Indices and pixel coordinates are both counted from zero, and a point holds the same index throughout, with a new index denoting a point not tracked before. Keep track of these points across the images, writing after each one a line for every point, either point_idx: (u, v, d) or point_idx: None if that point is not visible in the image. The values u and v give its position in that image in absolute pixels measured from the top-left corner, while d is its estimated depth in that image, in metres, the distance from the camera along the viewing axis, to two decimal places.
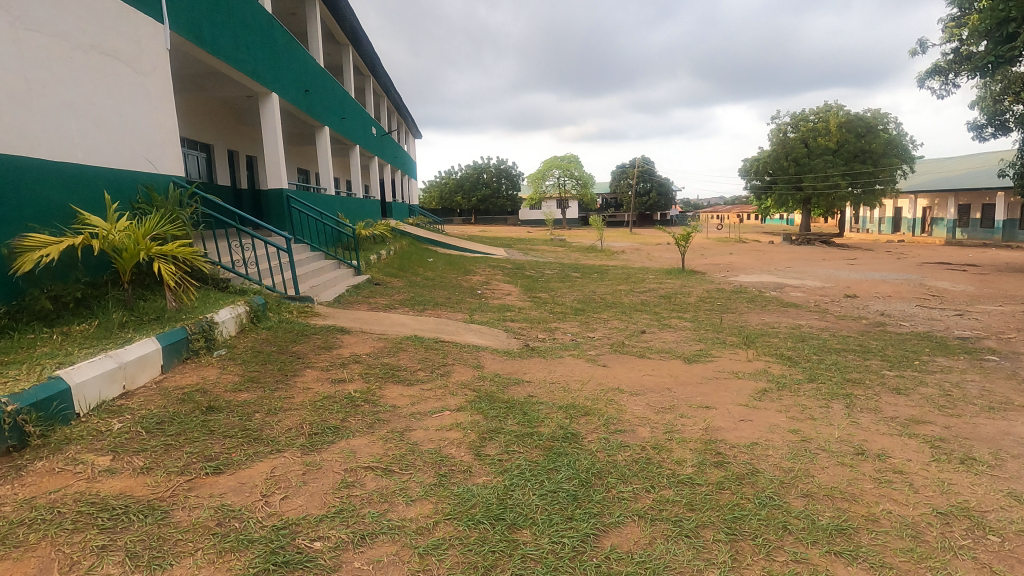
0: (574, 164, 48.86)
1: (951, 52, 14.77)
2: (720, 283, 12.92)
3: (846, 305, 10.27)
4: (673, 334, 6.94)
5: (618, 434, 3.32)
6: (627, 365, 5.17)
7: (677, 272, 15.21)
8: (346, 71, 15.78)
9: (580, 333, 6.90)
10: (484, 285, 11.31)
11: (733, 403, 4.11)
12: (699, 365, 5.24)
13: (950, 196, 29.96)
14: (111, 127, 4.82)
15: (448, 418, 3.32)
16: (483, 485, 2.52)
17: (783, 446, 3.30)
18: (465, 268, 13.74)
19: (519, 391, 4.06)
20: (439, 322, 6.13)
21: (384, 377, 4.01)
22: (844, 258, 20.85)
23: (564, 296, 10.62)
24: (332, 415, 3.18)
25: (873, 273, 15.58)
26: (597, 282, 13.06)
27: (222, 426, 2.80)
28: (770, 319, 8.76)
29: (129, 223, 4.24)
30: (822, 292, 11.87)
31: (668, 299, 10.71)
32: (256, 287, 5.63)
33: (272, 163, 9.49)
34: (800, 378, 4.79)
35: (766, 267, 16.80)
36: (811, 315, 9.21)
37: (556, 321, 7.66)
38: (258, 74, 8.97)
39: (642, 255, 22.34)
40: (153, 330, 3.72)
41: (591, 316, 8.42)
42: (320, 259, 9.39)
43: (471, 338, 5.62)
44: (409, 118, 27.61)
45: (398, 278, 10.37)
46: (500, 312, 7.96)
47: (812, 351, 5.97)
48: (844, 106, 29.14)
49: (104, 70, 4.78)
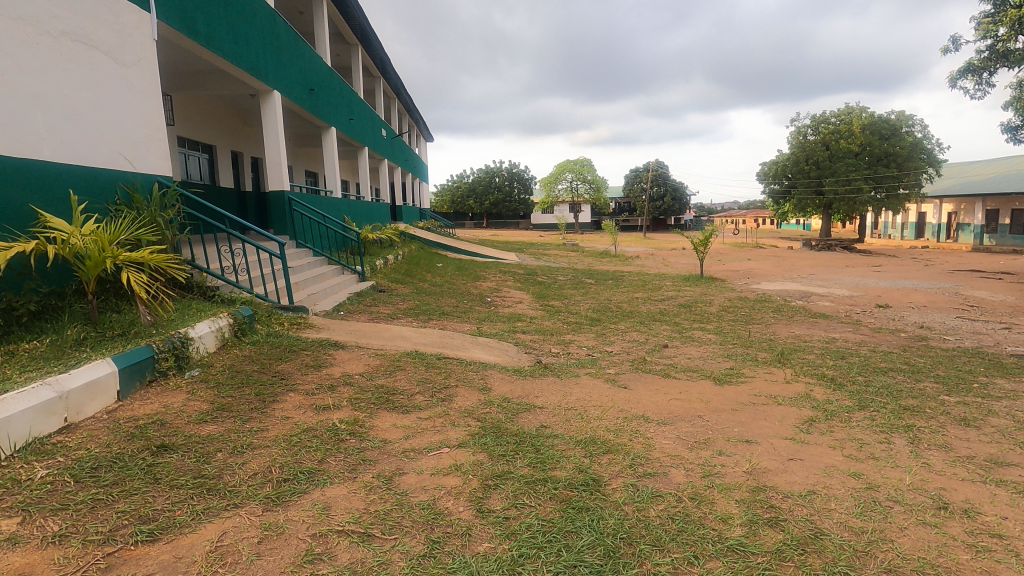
0: (588, 168, 48.19)
1: (986, 50, 13.97)
2: (742, 291, 12.31)
3: (879, 317, 9.64)
4: (698, 349, 6.39)
5: (647, 479, 2.79)
6: (652, 387, 4.62)
7: (696, 278, 14.61)
8: (355, 72, 15.44)
9: (596, 348, 6.36)
10: (494, 292, 10.81)
11: (777, 436, 3.55)
12: (731, 388, 4.68)
13: (978, 201, 28.92)
14: (86, 122, 4.41)
15: (447, 458, 2.81)
16: (484, 557, 2.01)
17: (846, 497, 2.76)
18: (475, 273, 13.27)
19: (530, 421, 3.54)
20: (443, 336, 5.63)
21: (377, 404, 3.52)
22: (869, 264, 20.10)
23: (579, 304, 10.08)
24: (309, 454, 2.69)
25: (902, 281, 14.84)
26: (613, 290, 12.48)
27: (172, 472, 2.32)
28: (801, 331, 8.15)
29: (96, 226, 3.80)
30: (852, 301, 11.22)
31: (689, 309, 10.13)
32: (245, 297, 5.20)
33: (274, 164, 9.08)
34: (849, 406, 4.21)
35: (788, 274, 16.15)
36: (843, 327, 8.59)
37: (570, 333, 7.13)
38: (259, 70, 8.57)
39: (657, 260, 21.65)
40: (114, 349, 3.25)
41: (608, 327, 7.88)
42: (322, 264, 8.96)
43: (478, 354, 5.12)
44: (420, 121, 27.24)
45: (405, 284, 9.90)
46: (510, 322, 7.44)
47: (855, 370, 5.38)
48: (867, 108, 28.26)
49: (80, 60, 4.38)
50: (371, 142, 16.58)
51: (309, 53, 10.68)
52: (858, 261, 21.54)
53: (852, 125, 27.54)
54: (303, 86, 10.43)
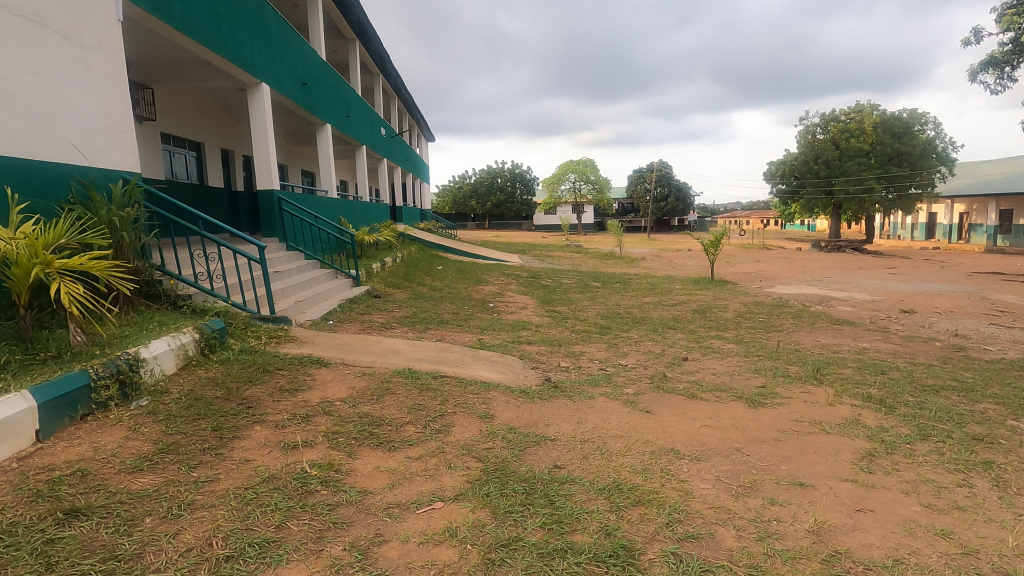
0: (591, 168, 47.56)
1: (1010, 42, 13.36)
2: (757, 295, 11.73)
3: (907, 323, 9.05)
4: (721, 362, 5.81)
5: (691, 544, 2.23)
6: (678, 411, 4.05)
7: (706, 281, 14.06)
8: (352, 67, 14.88)
9: (609, 361, 5.79)
10: (496, 297, 10.25)
11: (835, 477, 2.98)
12: (768, 412, 4.10)
13: (992, 200, 28.29)
14: (31, 108, 3.88)
15: (440, 519, 2.25)
16: None
17: (942, 567, 2.20)
18: (476, 277, 12.73)
19: (540, 460, 2.98)
20: (440, 349, 5.07)
21: (360, 440, 2.96)
22: (884, 267, 19.50)
23: (587, 310, 9.52)
24: (265, 516, 2.12)
25: (923, 284, 14.23)
26: (621, 294, 11.91)
27: (74, 554, 1.76)
28: (827, 340, 7.57)
29: (32, 227, 3.26)
30: (875, 306, 10.64)
31: (704, 315, 9.55)
32: (219, 308, 4.67)
33: (262, 161, 8.53)
34: (909, 435, 3.64)
35: (802, 277, 15.58)
36: (871, 335, 8.00)
37: (579, 344, 6.56)
38: (246, 61, 8.04)
39: (664, 262, 21.04)
40: (42, 374, 2.72)
41: (620, 336, 7.31)
42: (312, 268, 8.43)
43: (479, 371, 4.55)
44: (421, 120, 26.73)
45: (402, 289, 9.36)
46: (514, 331, 6.88)
47: (902, 388, 4.80)
48: (878, 106, 27.61)
49: (25, 39, 3.83)
50: (370, 140, 16.07)
51: (302, 46, 10.16)
52: (872, 263, 20.96)
53: (863, 123, 26.90)
54: (296, 80, 9.93)
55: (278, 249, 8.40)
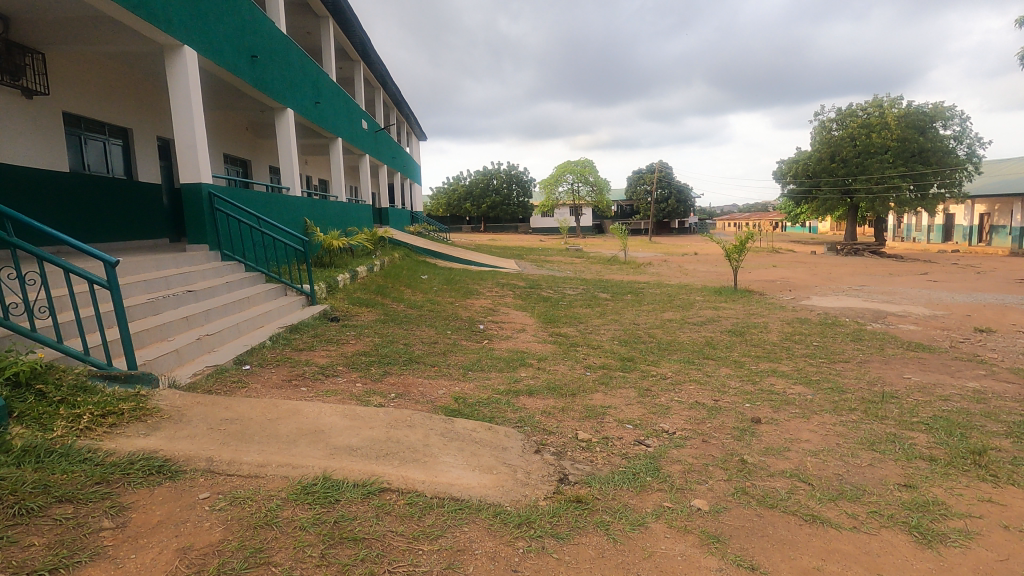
0: (590, 168, 45.56)
1: None
2: (798, 310, 9.93)
3: (999, 349, 7.24)
4: (811, 426, 3.97)
5: None
6: (807, 565, 2.21)
7: (730, 292, 12.30)
8: (326, 50, 13.01)
9: (646, 426, 3.93)
10: (488, 315, 8.41)
11: None
12: (965, 563, 2.27)
13: (1018, 200, 26.61)
14: None
15: None
16: None
17: None
18: (465, 288, 10.91)
19: None
20: (393, 422, 3.22)
21: None
22: (919, 272, 17.67)
23: (600, 333, 7.70)
24: None
25: (977, 294, 12.49)
26: (637, 308, 10.11)
27: None
28: (921, 379, 5.73)
29: None
30: (942, 325, 8.86)
31: (743, 338, 7.74)
32: (26, 362, 2.86)
33: (187, 147, 6.71)
34: None
35: (834, 285, 13.81)
36: (971, 370, 6.16)
37: (598, 393, 4.70)
38: (159, 15, 6.16)
39: (673, 268, 19.30)
40: None
41: (651, 376, 5.46)
42: (251, 284, 6.59)
43: (450, 472, 2.70)
44: (410, 117, 24.87)
45: (370, 307, 7.52)
46: (507, 373, 5.03)
47: None
48: (899, 99, 25.84)
49: None
50: (347, 133, 14.31)
51: (249, 7, 8.29)
52: (899, 268, 19.21)
53: (884, 118, 25.15)
54: (242, 51, 8.11)
55: (206, 258, 6.56)
